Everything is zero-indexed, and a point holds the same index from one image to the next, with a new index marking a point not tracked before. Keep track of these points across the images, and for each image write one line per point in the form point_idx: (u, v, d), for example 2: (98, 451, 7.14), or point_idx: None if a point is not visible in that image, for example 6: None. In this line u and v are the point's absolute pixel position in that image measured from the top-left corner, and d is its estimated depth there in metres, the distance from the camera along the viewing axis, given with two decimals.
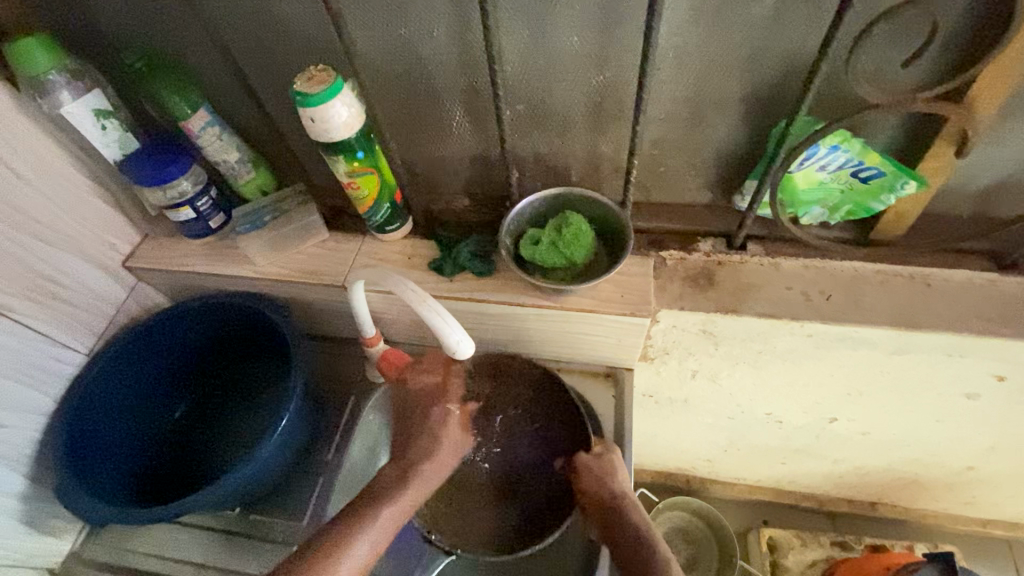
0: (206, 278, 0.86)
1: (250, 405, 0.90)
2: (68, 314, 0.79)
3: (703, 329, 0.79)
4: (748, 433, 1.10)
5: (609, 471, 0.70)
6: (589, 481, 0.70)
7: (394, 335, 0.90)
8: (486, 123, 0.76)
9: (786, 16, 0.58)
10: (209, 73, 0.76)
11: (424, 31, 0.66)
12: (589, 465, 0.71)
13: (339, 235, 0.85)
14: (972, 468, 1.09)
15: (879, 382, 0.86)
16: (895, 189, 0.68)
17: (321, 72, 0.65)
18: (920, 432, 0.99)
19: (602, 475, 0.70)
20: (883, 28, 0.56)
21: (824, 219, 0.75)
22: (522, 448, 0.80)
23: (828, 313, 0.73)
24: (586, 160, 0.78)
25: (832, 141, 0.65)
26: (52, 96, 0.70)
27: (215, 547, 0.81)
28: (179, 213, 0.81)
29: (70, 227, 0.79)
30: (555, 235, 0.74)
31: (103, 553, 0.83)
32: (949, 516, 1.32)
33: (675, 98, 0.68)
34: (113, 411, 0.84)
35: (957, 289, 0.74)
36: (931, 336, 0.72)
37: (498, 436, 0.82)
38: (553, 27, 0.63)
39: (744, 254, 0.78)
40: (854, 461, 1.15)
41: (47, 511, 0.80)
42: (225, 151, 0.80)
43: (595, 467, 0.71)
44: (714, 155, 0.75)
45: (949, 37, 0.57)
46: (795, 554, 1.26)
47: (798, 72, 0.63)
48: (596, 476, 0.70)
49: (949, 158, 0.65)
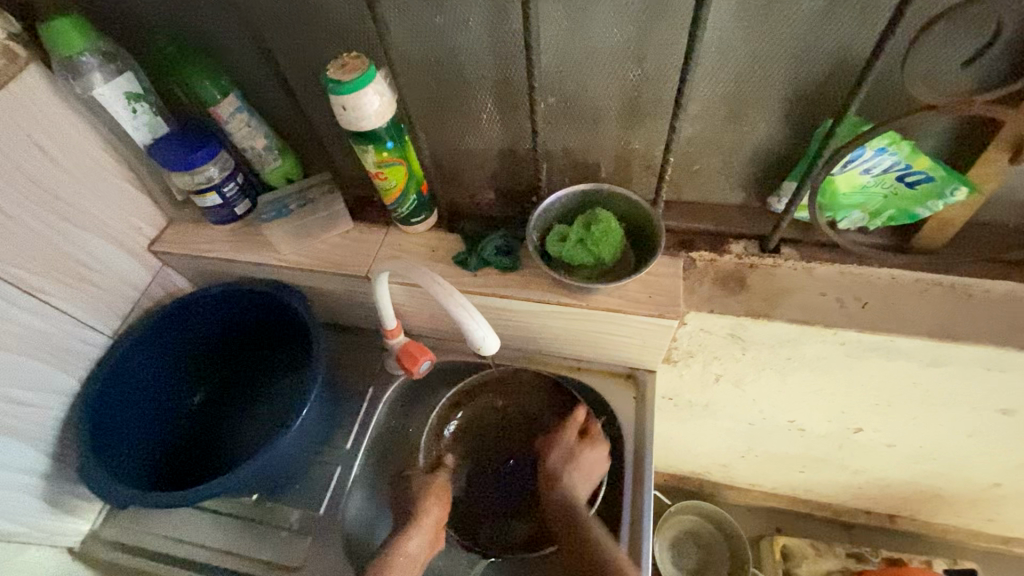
0: (230, 264, 0.86)
1: (268, 394, 0.90)
2: (95, 296, 0.80)
3: (731, 333, 0.77)
4: (769, 440, 1.08)
5: (576, 461, 0.75)
6: (558, 468, 0.74)
7: (414, 328, 0.90)
8: (518, 116, 0.74)
9: (836, 12, 0.56)
10: (239, 58, 0.76)
11: (459, 21, 0.65)
12: (568, 451, 0.76)
13: (363, 226, 0.85)
14: (999, 484, 1.06)
15: (908, 394, 0.83)
16: (944, 195, 0.65)
17: (355, 59, 0.64)
18: (947, 446, 0.96)
19: (576, 467, 0.74)
20: (941, 27, 0.54)
21: (862, 224, 0.73)
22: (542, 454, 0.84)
23: (863, 321, 0.71)
24: (617, 157, 0.77)
25: (879, 144, 0.63)
26: (84, 79, 0.70)
27: (233, 534, 0.81)
28: (206, 198, 0.81)
29: (99, 210, 0.79)
30: (583, 232, 0.73)
31: (123, 535, 0.84)
32: (969, 533, 1.29)
33: (715, 96, 0.66)
34: (135, 394, 0.84)
35: (1000, 301, 0.71)
36: (970, 349, 0.70)
37: (512, 436, 0.85)
38: (593, 20, 0.62)
39: (777, 258, 0.76)
40: (876, 473, 1.12)
41: (68, 491, 0.81)
42: (252, 139, 0.80)
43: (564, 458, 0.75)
44: (751, 155, 0.73)
45: (1012, 38, 0.54)
46: (809, 564, 1.24)
47: (846, 72, 0.61)
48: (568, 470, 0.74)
49: (1001, 165, 0.62)
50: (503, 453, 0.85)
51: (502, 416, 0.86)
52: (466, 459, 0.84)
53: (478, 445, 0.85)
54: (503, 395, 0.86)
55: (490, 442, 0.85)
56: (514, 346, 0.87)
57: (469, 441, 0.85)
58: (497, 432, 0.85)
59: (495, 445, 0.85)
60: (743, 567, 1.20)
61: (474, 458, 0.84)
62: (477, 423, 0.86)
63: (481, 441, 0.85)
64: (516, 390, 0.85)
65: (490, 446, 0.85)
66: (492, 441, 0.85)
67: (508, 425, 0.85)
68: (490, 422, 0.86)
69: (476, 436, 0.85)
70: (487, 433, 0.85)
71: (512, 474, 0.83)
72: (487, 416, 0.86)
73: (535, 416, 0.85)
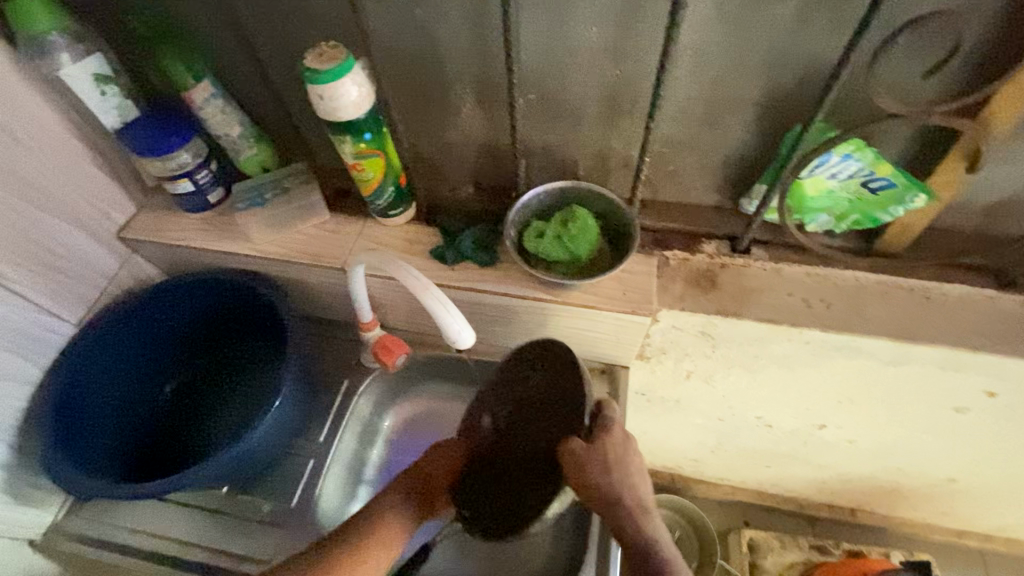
0: (201, 253, 0.84)
1: (240, 387, 0.89)
2: (59, 283, 0.78)
3: (702, 330, 0.79)
4: (736, 436, 1.11)
5: (625, 466, 0.61)
6: (598, 472, 0.59)
7: (390, 321, 0.89)
8: (497, 112, 0.74)
9: (808, 21, 0.58)
10: (215, 44, 0.74)
11: (440, 14, 0.65)
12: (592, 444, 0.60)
13: (340, 217, 0.84)
14: (953, 479, 1.11)
15: (870, 392, 0.86)
16: (904, 202, 0.68)
17: (333, 48, 0.63)
18: (905, 442, 1.00)
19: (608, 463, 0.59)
20: (903, 41, 0.57)
21: (830, 227, 0.76)
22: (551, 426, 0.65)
23: (827, 321, 0.73)
24: (595, 155, 0.78)
25: (845, 150, 0.65)
26: (50, 58, 0.68)
27: (200, 527, 0.80)
28: (177, 185, 0.79)
29: (65, 195, 0.77)
30: (560, 228, 0.73)
31: (86, 527, 0.82)
32: (926, 525, 1.34)
33: (691, 98, 0.68)
34: (100, 385, 0.82)
35: (956, 304, 0.74)
36: (928, 349, 0.72)
37: (546, 400, 0.67)
38: (573, 17, 0.62)
39: (747, 258, 0.78)
40: (839, 468, 1.16)
41: (31, 482, 0.79)
42: (227, 125, 0.79)
43: (601, 466, 0.59)
44: (724, 156, 0.74)
45: (968, 53, 0.57)
46: (774, 556, 1.28)
47: (816, 79, 0.63)
48: (602, 483, 0.59)
49: (959, 173, 0.65)
50: (520, 417, 0.69)
51: (529, 398, 0.69)
52: (495, 419, 0.72)
53: (504, 438, 0.70)
54: (533, 389, 0.69)
55: (514, 407, 0.70)
56: (490, 340, 0.87)
57: (504, 428, 0.70)
58: (531, 394, 0.69)
59: (510, 410, 0.70)
60: (711, 559, 1.23)
61: (500, 422, 0.71)
62: (507, 411, 0.71)
63: (501, 403, 0.72)
64: (550, 380, 0.68)
65: (508, 439, 0.69)
66: (511, 435, 0.69)
67: (539, 389, 0.69)
68: (516, 412, 0.70)
69: (509, 396, 0.71)
70: (524, 396, 0.70)
71: (517, 438, 0.68)
72: (527, 377, 0.70)
73: (559, 381, 0.67)
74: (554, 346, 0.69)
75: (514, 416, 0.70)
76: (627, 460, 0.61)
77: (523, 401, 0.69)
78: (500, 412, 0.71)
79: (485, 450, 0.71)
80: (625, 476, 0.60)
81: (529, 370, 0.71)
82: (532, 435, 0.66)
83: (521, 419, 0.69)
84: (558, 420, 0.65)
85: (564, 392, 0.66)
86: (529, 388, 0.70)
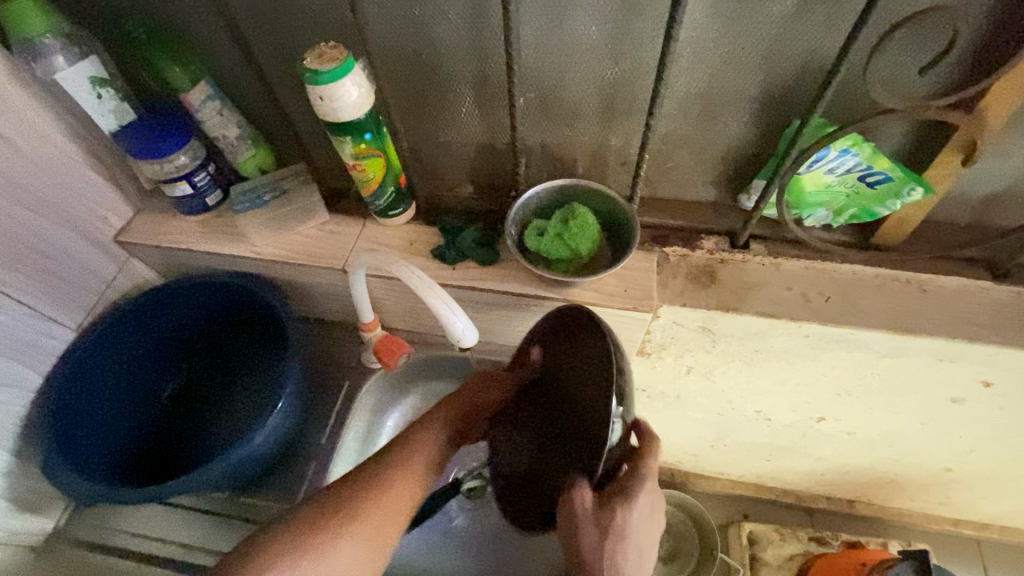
0: (199, 255, 0.83)
1: (241, 388, 0.89)
2: (57, 288, 0.77)
3: (702, 326, 0.79)
4: (736, 430, 1.12)
5: (623, 543, 0.52)
6: (589, 545, 0.51)
7: (391, 320, 0.89)
8: (496, 110, 0.75)
9: (805, 17, 0.59)
10: (212, 45, 0.74)
11: (439, 13, 0.65)
12: (597, 505, 0.52)
13: (339, 218, 0.84)
14: (949, 469, 1.12)
15: (867, 384, 0.87)
16: (901, 195, 0.69)
17: (333, 49, 0.63)
18: (902, 433, 1.01)
19: (606, 536, 0.51)
20: (899, 37, 0.57)
21: (827, 221, 0.76)
22: (573, 430, 0.60)
23: (826, 315, 0.74)
24: (594, 153, 0.78)
25: (843, 145, 0.66)
26: (46, 61, 0.67)
27: (204, 530, 0.80)
28: (176, 188, 0.79)
29: (61, 198, 0.76)
30: (560, 226, 0.73)
31: (89, 533, 0.82)
32: (922, 515, 1.35)
33: (689, 94, 0.68)
34: (100, 390, 0.82)
35: (951, 296, 0.75)
36: (925, 341, 0.73)
37: (572, 394, 0.61)
38: (572, 15, 0.62)
39: (746, 253, 0.79)
40: (837, 460, 1.17)
41: (33, 489, 0.79)
42: (224, 127, 0.79)
43: (598, 537, 0.51)
44: (723, 152, 0.75)
45: (963, 49, 0.58)
46: (774, 548, 1.29)
47: (813, 76, 0.64)
48: (589, 552, 0.52)
49: (955, 166, 0.66)
50: (550, 397, 0.65)
51: (558, 379, 0.64)
52: (532, 382, 0.69)
53: (534, 407, 0.68)
54: (574, 376, 0.62)
55: (547, 383, 0.66)
56: (491, 339, 0.87)
57: (536, 398, 0.68)
58: (563, 377, 0.64)
59: (543, 386, 0.67)
60: (711, 552, 1.25)
61: (534, 388, 0.68)
62: (544, 378, 0.67)
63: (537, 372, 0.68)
64: (579, 373, 0.61)
65: (540, 408, 0.66)
66: (546, 404, 0.66)
67: (570, 376, 0.62)
68: (548, 391, 0.65)
69: (545, 367, 0.67)
70: (557, 375, 0.64)
71: (544, 418, 0.65)
72: (563, 354, 0.64)
73: (588, 378, 0.60)
74: (600, 348, 0.58)
75: (545, 390, 0.66)
76: (638, 543, 0.53)
77: (560, 380, 0.64)
78: (537, 378, 0.68)
79: (516, 406, 0.70)
80: (626, 559, 0.53)
81: (566, 347, 0.64)
82: (557, 423, 0.63)
83: (549, 399, 0.65)
84: (578, 427, 0.59)
85: (586, 399, 0.59)
86: (561, 372, 0.64)
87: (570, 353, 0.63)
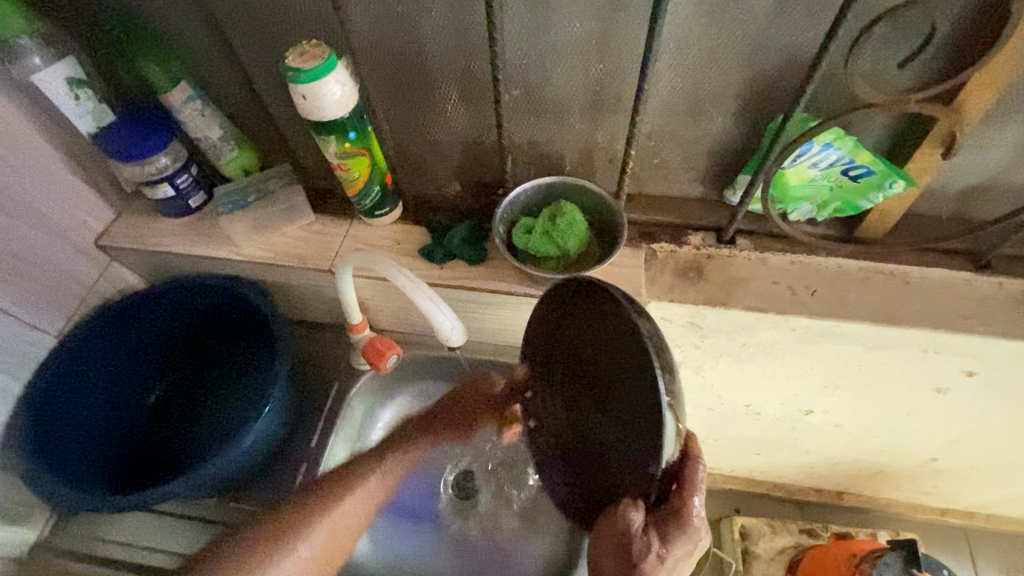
0: (183, 258, 0.82)
1: (229, 391, 0.88)
2: (36, 293, 0.75)
3: (691, 321, 0.80)
4: (726, 425, 1.13)
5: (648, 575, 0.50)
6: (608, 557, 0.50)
7: (379, 321, 0.89)
8: (482, 109, 0.74)
9: (786, 12, 0.59)
10: (192, 44, 0.73)
11: (422, 10, 0.64)
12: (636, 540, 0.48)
13: (325, 218, 0.83)
14: (936, 459, 1.14)
15: (853, 376, 0.88)
16: (883, 188, 0.70)
17: (315, 47, 0.62)
18: (889, 425, 1.02)
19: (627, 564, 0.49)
20: (878, 31, 0.58)
21: (811, 216, 0.77)
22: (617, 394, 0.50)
23: (813, 308, 0.75)
24: (581, 150, 0.78)
25: (825, 139, 0.67)
26: (23, 61, 0.66)
27: (190, 534, 0.79)
28: (158, 190, 0.78)
29: (40, 202, 0.74)
30: (548, 224, 0.73)
31: (71, 542, 0.80)
32: (910, 505, 1.37)
33: (675, 90, 0.68)
34: (82, 395, 0.81)
35: (934, 287, 0.77)
36: (909, 332, 0.74)
37: (603, 353, 0.52)
38: (556, 12, 0.62)
39: (733, 248, 0.80)
40: (826, 453, 1.18)
41: (12, 499, 0.77)
42: (206, 128, 0.77)
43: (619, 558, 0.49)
44: (708, 148, 0.75)
45: (941, 42, 0.59)
46: (765, 541, 1.30)
47: (796, 70, 0.64)
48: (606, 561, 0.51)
49: (935, 159, 0.67)
50: (578, 361, 0.56)
51: (580, 340, 0.55)
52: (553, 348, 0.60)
53: (563, 374, 0.59)
54: (596, 335, 0.52)
55: (568, 346, 0.57)
56: (481, 338, 0.87)
57: (562, 365, 0.59)
58: (586, 335, 0.54)
59: (565, 349, 0.58)
60: None
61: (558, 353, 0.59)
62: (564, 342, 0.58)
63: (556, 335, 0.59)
64: (600, 330, 0.52)
65: (571, 372, 0.57)
66: (575, 367, 0.56)
67: (596, 333, 0.53)
68: (574, 355, 0.56)
69: (560, 329, 0.58)
70: (577, 335, 0.55)
71: (578, 383, 0.56)
72: (578, 313, 0.55)
73: (612, 336, 0.50)
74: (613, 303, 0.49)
75: (569, 354, 0.57)
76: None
77: (583, 340, 0.54)
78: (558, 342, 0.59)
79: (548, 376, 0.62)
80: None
81: (574, 306, 0.55)
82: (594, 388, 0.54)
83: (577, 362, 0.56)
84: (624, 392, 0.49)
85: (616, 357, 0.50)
86: (582, 329, 0.54)
87: (581, 314, 0.54)
